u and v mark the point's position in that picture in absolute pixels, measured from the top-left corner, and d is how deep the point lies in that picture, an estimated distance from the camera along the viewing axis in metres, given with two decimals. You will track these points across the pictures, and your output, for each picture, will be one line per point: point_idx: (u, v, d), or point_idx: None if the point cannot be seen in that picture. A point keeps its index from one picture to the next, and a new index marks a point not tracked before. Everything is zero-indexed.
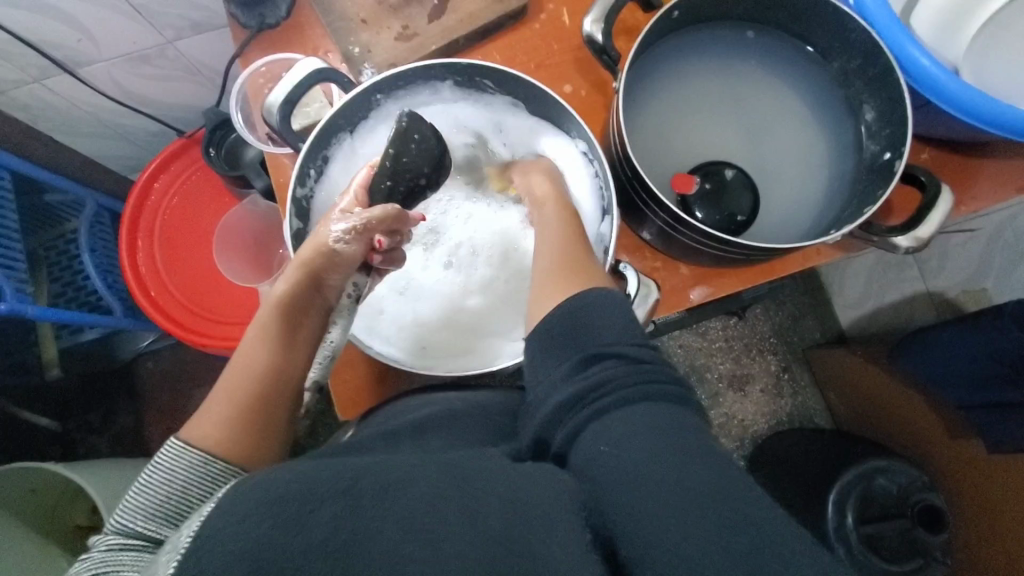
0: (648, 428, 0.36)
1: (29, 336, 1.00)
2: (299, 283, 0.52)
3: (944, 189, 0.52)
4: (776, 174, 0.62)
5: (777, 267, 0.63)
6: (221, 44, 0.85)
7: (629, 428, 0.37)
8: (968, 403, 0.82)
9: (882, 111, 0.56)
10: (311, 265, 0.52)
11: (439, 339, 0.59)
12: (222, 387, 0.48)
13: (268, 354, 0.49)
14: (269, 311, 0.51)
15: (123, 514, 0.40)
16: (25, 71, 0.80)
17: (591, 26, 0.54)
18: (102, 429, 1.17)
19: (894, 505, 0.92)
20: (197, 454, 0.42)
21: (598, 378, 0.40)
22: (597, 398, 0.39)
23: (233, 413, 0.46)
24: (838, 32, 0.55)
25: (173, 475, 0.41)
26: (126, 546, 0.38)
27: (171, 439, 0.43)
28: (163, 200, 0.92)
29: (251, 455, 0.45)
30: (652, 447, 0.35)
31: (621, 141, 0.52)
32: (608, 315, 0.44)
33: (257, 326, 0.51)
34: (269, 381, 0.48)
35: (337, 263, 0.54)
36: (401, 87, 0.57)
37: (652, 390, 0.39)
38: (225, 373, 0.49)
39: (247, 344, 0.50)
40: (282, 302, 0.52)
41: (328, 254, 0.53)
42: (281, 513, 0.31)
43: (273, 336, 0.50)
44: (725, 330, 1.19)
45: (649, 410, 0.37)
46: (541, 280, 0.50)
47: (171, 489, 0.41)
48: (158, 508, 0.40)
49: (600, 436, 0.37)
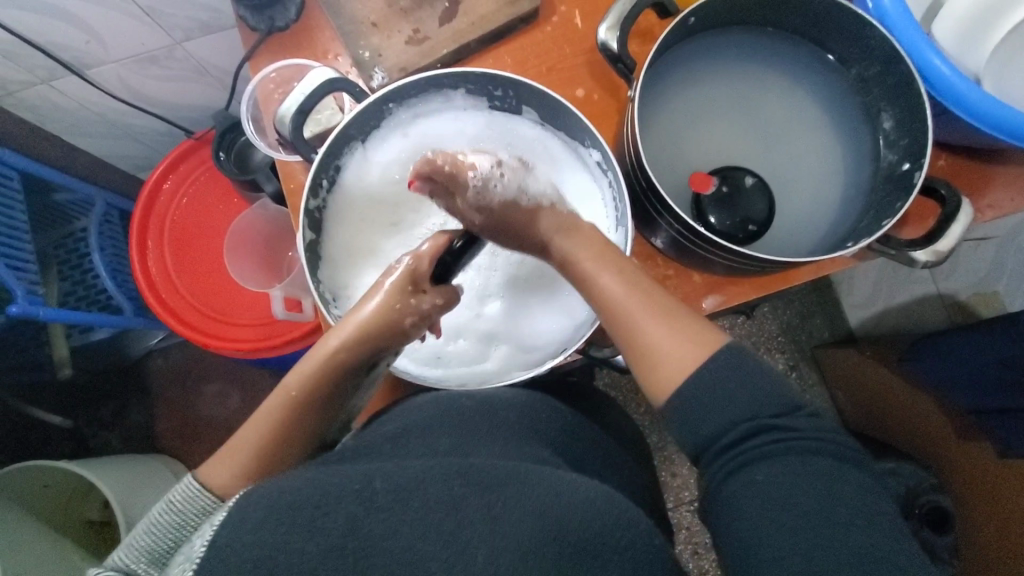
0: (790, 477, 0.40)
1: (40, 335, 1.00)
2: (355, 350, 0.49)
3: (964, 204, 0.51)
4: (791, 182, 0.61)
5: (789, 277, 0.62)
6: (230, 45, 0.84)
7: (774, 473, 0.40)
8: (979, 408, 0.81)
9: (901, 119, 0.55)
10: (376, 337, 0.49)
11: (455, 348, 0.58)
12: (251, 435, 0.48)
13: (305, 414, 0.49)
14: (318, 369, 0.48)
15: (128, 552, 0.43)
16: (34, 72, 0.79)
17: (606, 33, 0.53)
18: (113, 423, 1.18)
19: (900, 507, 0.94)
20: (210, 500, 0.46)
21: (741, 425, 0.42)
22: (743, 442, 0.42)
23: (253, 462, 0.47)
24: (857, 39, 0.55)
25: (185, 518, 0.45)
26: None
27: (189, 477, 0.47)
28: (173, 201, 0.92)
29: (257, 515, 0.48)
30: (794, 497, 0.39)
31: (636, 149, 0.51)
32: (740, 365, 0.44)
33: (302, 384, 0.48)
34: (299, 437, 0.49)
35: (400, 341, 0.51)
36: (413, 96, 0.57)
37: (806, 446, 0.41)
38: (257, 412, 0.49)
39: (290, 399, 0.48)
40: (335, 363, 0.48)
41: (395, 331, 0.50)
42: (296, 519, 0.32)
43: (316, 397, 0.49)
44: (733, 328, 1.18)
45: (797, 464, 0.40)
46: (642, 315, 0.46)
47: (180, 533, 0.44)
48: (164, 550, 0.43)
49: (739, 482, 0.41)
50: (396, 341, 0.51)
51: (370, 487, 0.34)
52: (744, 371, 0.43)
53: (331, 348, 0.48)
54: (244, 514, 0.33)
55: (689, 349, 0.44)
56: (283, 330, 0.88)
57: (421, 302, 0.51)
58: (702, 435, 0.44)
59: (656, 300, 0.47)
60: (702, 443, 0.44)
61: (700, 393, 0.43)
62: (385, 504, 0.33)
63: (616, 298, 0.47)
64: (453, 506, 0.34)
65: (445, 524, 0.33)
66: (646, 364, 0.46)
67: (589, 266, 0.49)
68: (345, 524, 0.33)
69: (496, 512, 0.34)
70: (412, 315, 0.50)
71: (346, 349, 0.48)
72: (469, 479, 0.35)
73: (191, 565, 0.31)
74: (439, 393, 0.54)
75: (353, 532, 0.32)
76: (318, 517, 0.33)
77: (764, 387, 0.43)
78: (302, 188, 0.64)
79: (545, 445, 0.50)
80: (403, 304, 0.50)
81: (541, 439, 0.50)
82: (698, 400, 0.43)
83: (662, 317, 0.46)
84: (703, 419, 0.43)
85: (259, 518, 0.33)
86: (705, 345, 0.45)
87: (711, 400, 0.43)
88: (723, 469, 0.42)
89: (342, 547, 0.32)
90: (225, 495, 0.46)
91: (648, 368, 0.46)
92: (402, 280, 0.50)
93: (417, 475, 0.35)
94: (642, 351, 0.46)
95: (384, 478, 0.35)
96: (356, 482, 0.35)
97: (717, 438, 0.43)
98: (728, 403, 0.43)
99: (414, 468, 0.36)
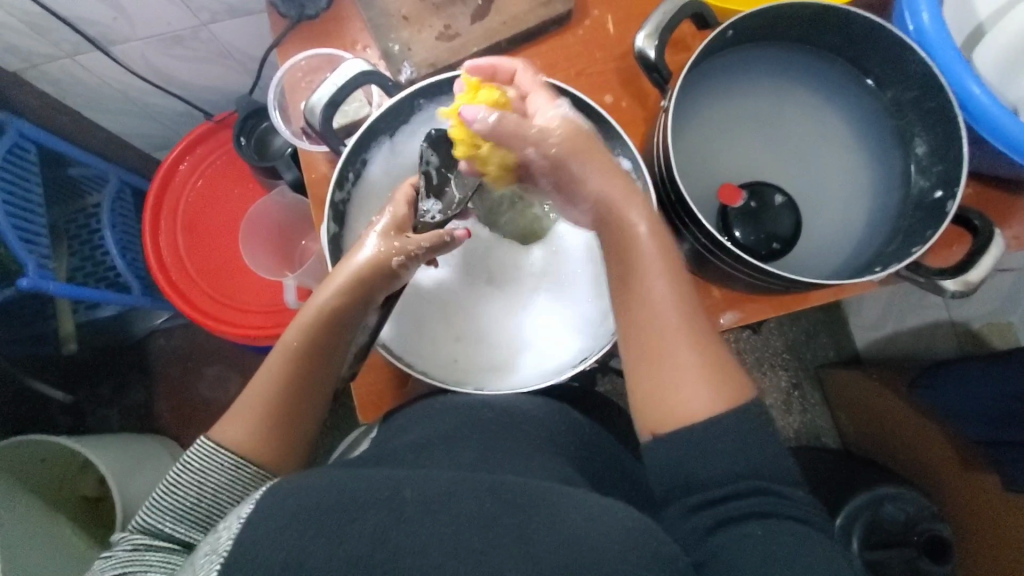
0: (769, 537, 0.38)
1: (46, 310, 0.99)
2: (348, 296, 0.49)
3: (996, 236, 0.51)
4: (819, 202, 0.60)
5: (807, 297, 0.62)
6: (256, 30, 0.84)
7: (754, 532, 0.39)
8: (987, 440, 0.80)
9: (936, 146, 0.54)
10: (364, 282, 0.50)
11: (471, 356, 0.57)
12: (258, 390, 0.48)
13: (311, 364, 0.49)
14: (315, 321, 0.49)
15: (151, 512, 0.44)
16: (59, 46, 0.79)
17: (644, 41, 0.53)
18: (113, 401, 1.17)
19: (899, 533, 0.93)
20: (229, 456, 0.45)
21: (735, 482, 0.41)
22: (728, 498, 0.41)
23: (263, 417, 0.47)
24: (896, 62, 0.54)
25: (206, 476, 0.45)
26: (151, 545, 0.42)
27: (203, 437, 0.46)
28: (189, 183, 0.91)
29: (283, 468, 0.48)
30: (773, 557, 0.37)
31: (666, 161, 0.51)
32: (748, 423, 0.43)
33: (302, 333, 0.49)
34: (309, 386, 0.49)
35: (390, 282, 0.51)
36: (444, 93, 0.56)
37: (786, 510, 0.40)
38: (261, 368, 0.49)
39: (291, 351, 0.49)
40: (328, 310, 0.49)
41: (384, 271, 0.50)
42: (324, 523, 0.32)
43: (315, 351, 0.49)
44: (738, 343, 1.15)
45: (772, 524, 0.39)
46: (678, 347, 0.45)
47: (202, 490, 0.44)
48: (188, 508, 0.44)
49: (718, 541, 0.39)
50: (383, 286, 0.51)
51: (385, 492, 0.34)
52: (754, 428, 0.43)
53: (325, 297, 0.49)
54: (267, 515, 0.33)
55: (706, 391, 0.44)
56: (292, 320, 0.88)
57: (405, 245, 0.50)
58: (695, 482, 0.42)
59: (694, 335, 0.46)
60: (684, 493, 0.42)
61: (707, 439, 0.42)
62: (412, 515, 0.33)
63: (665, 305, 0.46)
64: (480, 523, 0.33)
65: (475, 542, 0.32)
66: (662, 381, 0.45)
67: (655, 272, 0.47)
68: (371, 532, 0.32)
69: (527, 534, 0.33)
70: (399, 254, 0.50)
71: (338, 295, 0.49)
72: (499, 498, 0.35)
73: (218, 559, 0.31)
74: (456, 396, 0.54)
75: (380, 542, 0.32)
76: (346, 523, 0.32)
77: (760, 451, 0.43)
78: (325, 179, 0.64)
79: (563, 457, 0.50)
80: (386, 247, 0.50)
81: (558, 451, 0.50)
82: (703, 444, 0.42)
83: (692, 353, 0.45)
84: (699, 462, 0.42)
85: (284, 520, 0.32)
86: (725, 393, 0.44)
87: (717, 444, 0.42)
88: (703, 524, 0.40)
89: (366, 559, 0.31)
90: (243, 450, 0.46)
91: (658, 393, 0.45)
92: (386, 228, 0.51)
93: (446, 488, 0.34)
94: (663, 381, 0.45)
95: (413, 487, 0.35)
96: (383, 490, 0.34)
97: (698, 489, 0.42)
98: (726, 454, 0.42)
99: (438, 480, 0.35)
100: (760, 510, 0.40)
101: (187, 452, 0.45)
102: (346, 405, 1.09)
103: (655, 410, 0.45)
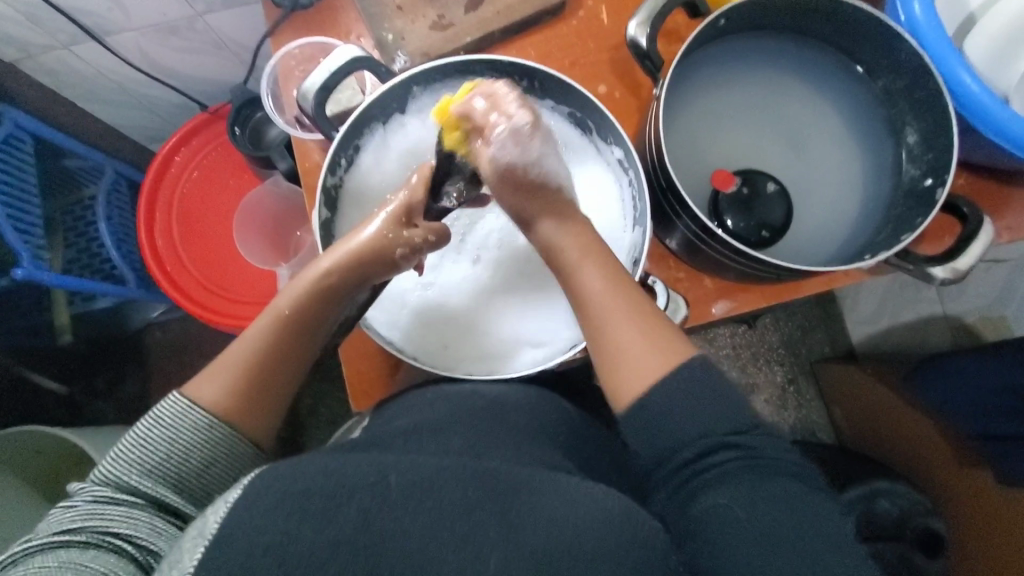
0: (756, 501, 0.40)
1: (41, 302, 1.00)
2: (346, 270, 0.50)
3: (985, 225, 0.51)
4: (811, 193, 0.60)
5: (797, 288, 0.62)
6: (251, 21, 0.84)
7: (728, 495, 0.40)
8: (980, 434, 0.81)
9: (926, 135, 0.55)
10: (362, 263, 0.50)
11: (459, 339, 0.57)
12: (243, 349, 0.48)
13: (299, 333, 0.50)
14: (307, 293, 0.49)
15: (117, 466, 0.45)
16: (53, 36, 0.79)
17: (636, 29, 0.53)
18: (108, 395, 1.17)
19: (893, 528, 0.95)
20: (200, 415, 0.46)
21: (705, 441, 0.42)
22: (706, 459, 0.42)
23: (239, 379, 0.48)
24: (888, 51, 0.54)
25: (176, 434, 0.45)
26: (115, 498, 0.43)
27: (174, 394, 0.46)
28: (184, 174, 0.91)
29: (258, 429, 0.48)
30: (764, 517, 0.39)
31: (658, 149, 0.51)
32: (700, 377, 0.44)
33: (295, 302, 0.49)
34: (292, 354, 0.50)
35: (389, 267, 0.51)
36: (437, 81, 0.56)
37: (756, 463, 0.41)
38: (248, 328, 0.50)
39: (282, 317, 0.49)
40: (326, 283, 0.50)
41: (384, 252, 0.50)
42: (309, 508, 0.32)
43: (303, 322, 0.50)
44: (733, 337, 1.16)
45: (757, 484, 0.40)
46: (620, 318, 0.46)
47: (171, 447, 0.45)
48: (155, 463, 0.45)
49: (704, 507, 0.41)
50: (381, 271, 0.51)
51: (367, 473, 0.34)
52: (712, 380, 0.44)
53: (321, 268, 0.50)
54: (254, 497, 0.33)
55: (653, 354, 0.45)
56: None
57: (410, 237, 0.51)
58: (664, 446, 0.43)
59: (632, 302, 0.47)
60: (665, 457, 0.43)
61: (662, 400, 0.44)
62: (398, 501, 0.33)
63: (599, 298, 0.47)
64: (466, 512, 0.34)
65: (461, 529, 0.33)
66: (615, 361, 0.46)
67: (589, 275, 0.48)
68: (357, 517, 0.32)
69: (512, 520, 0.34)
70: (403, 247, 0.51)
71: (337, 271, 0.50)
72: (488, 485, 0.35)
73: (202, 542, 0.31)
74: (448, 385, 0.54)
75: (365, 528, 0.32)
76: (331, 508, 0.32)
77: (723, 401, 0.44)
78: (319, 168, 0.64)
79: (553, 445, 0.50)
80: (395, 234, 0.51)
81: (548, 439, 0.50)
82: (665, 408, 0.43)
83: (635, 323, 0.46)
84: (672, 425, 0.43)
85: (272, 501, 0.32)
86: (670, 353, 0.45)
87: (675, 407, 0.43)
88: (683, 490, 0.42)
89: (351, 542, 0.31)
90: (216, 409, 0.46)
91: (614, 373, 0.46)
92: (396, 212, 0.51)
93: (435, 473, 0.35)
94: (609, 354, 0.46)
95: (399, 473, 0.35)
96: (369, 475, 0.34)
97: (677, 455, 0.43)
98: (691, 416, 0.43)
99: (425, 464, 0.36)
100: (734, 470, 0.41)
101: (157, 408, 0.46)
102: (339, 399, 1.09)
103: (615, 380, 0.46)
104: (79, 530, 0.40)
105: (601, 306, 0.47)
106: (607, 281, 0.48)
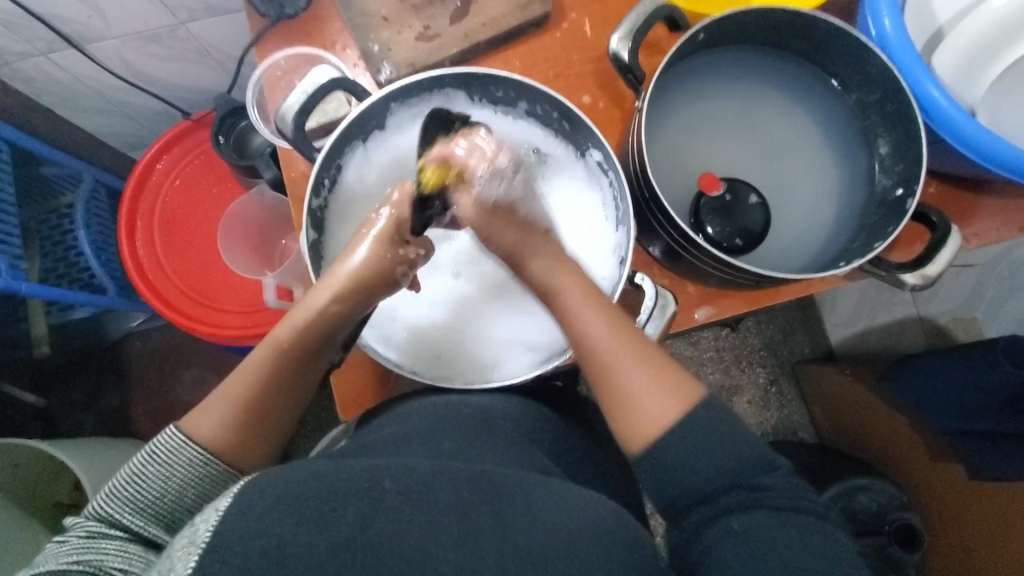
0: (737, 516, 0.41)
1: (18, 311, 0.97)
2: (346, 297, 0.50)
3: (954, 230, 0.53)
4: (789, 201, 0.62)
5: (778, 293, 0.64)
6: (234, 29, 0.83)
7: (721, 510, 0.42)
8: (953, 432, 0.83)
9: (897, 146, 0.57)
10: (366, 286, 0.50)
11: (455, 346, 0.59)
12: (239, 386, 0.48)
13: (295, 365, 0.50)
14: (312, 321, 0.49)
15: (110, 502, 0.44)
16: (32, 44, 0.78)
17: (618, 43, 0.54)
18: (87, 405, 1.15)
19: (872, 522, 0.96)
20: (197, 451, 0.46)
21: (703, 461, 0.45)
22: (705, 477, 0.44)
23: (234, 417, 0.48)
24: (859, 66, 0.56)
25: (173, 470, 0.45)
26: (106, 533, 0.43)
27: (173, 428, 0.47)
28: (165, 181, 0.91)
29: (253, 466, 0.49)
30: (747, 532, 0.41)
31: (640, 159, 0.52)
32: (699, 410, 0.46)
33: (291, 335, 0.49)
34: (285, 390, 0.50)
35: (389, 284, 0.52)
36: (414, 96, 0.57)
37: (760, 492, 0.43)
38: (240, 365, 0.49)
39: (279, 350, 0.49)
40: (327, 316, 0.50)
41: (383, 275, 0.51)
42: (292, 514, 0.32)
43: (303, 349, 0.50)
44: (716, 341, 1.18)
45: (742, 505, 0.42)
46: (620, 352, 0.48)
47: (166, 484, 0.45)
48: (149, 502, 0.45)
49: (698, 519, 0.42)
50: (382, 292, 0.52)
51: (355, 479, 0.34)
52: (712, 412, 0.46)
53: (319, 298, 0.50)
54: (247, 506, 0.33)
55: (665, 395, 0.46)
56: (272, 320, 0.87)
57: (408, 253, 0.52)
58: (663, 460, 0.46)
59: (631, 336, 0.48)
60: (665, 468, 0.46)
61: (672, 434, 0.46)
62: (394, 504, 0.34)
63: (602, 330, 0.48)
64: (447, 508, 0.34)
65: (437, 527, 0.33)
66: (622, 403, 0.47)
67: (573, 295, 0.50)
68: (354, 523, 0.32)
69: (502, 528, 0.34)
70: (402, 264, 0.52)
71: (335, 303, 0.50)
72: (479, 488, 0.36)
73: (196, 550, 0.31)
74: (437, 395, 0.55)
75: (362, 530, 0.32)
76: (327, 512, 0.33)
77: (720, 429, 0.46)
78: (304, 178, 0.64)
79: (540, 449, 0.51)
80: (395, 254, 0.51)
81: (532, 444, 0.51)
82: (665, 441, 0.45)
83: (631, 353, 0.48)
84: (676, 453, 0.45)
85: (260, 514, 0.32)
86: (677, 392, 0.47)
87: (673, 437, 0.45)
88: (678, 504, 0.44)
89: (349, 545, 0.32)
90: (213, 445, 0.47)
91: (624, 406, 0.47)
92: (389, 231, 0.51)
93: (430, 478, 0.35)
94: (616, 395, 0.48)
95: (393, 479, 0.35)
96: (363, 482, 0.35)
97: (678, 467, 0.45)
98: (694, 436, 0.45)
99: (421, 472, 0.36)
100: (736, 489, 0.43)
101: (156, 440, 0.46)
102: (325, 406, 1.09)
103: (628, 424, 0.47)
104: (72, 562, 0.39)
105: (595, 348, 0.48)
106: (600, 316, 0.49)
